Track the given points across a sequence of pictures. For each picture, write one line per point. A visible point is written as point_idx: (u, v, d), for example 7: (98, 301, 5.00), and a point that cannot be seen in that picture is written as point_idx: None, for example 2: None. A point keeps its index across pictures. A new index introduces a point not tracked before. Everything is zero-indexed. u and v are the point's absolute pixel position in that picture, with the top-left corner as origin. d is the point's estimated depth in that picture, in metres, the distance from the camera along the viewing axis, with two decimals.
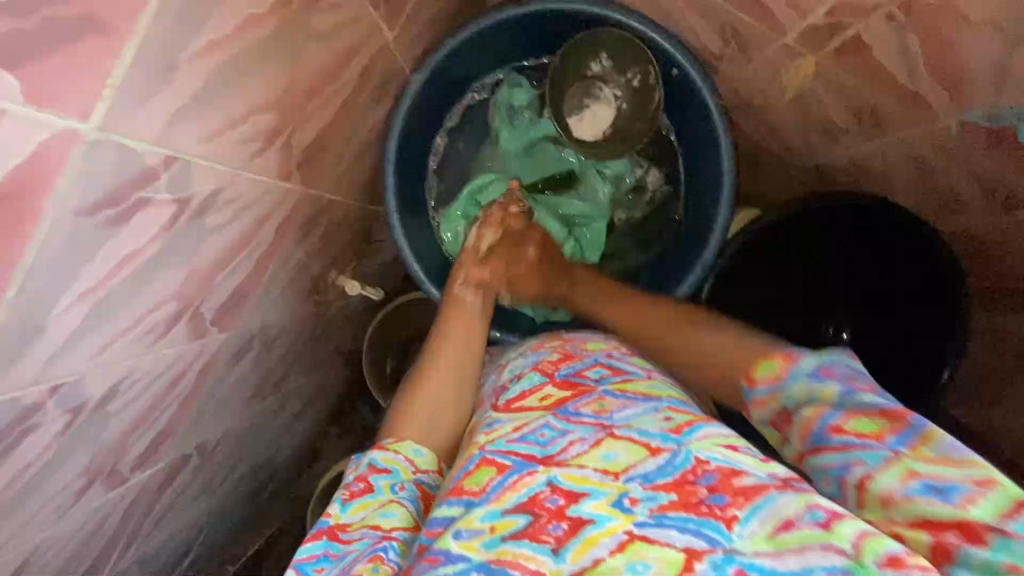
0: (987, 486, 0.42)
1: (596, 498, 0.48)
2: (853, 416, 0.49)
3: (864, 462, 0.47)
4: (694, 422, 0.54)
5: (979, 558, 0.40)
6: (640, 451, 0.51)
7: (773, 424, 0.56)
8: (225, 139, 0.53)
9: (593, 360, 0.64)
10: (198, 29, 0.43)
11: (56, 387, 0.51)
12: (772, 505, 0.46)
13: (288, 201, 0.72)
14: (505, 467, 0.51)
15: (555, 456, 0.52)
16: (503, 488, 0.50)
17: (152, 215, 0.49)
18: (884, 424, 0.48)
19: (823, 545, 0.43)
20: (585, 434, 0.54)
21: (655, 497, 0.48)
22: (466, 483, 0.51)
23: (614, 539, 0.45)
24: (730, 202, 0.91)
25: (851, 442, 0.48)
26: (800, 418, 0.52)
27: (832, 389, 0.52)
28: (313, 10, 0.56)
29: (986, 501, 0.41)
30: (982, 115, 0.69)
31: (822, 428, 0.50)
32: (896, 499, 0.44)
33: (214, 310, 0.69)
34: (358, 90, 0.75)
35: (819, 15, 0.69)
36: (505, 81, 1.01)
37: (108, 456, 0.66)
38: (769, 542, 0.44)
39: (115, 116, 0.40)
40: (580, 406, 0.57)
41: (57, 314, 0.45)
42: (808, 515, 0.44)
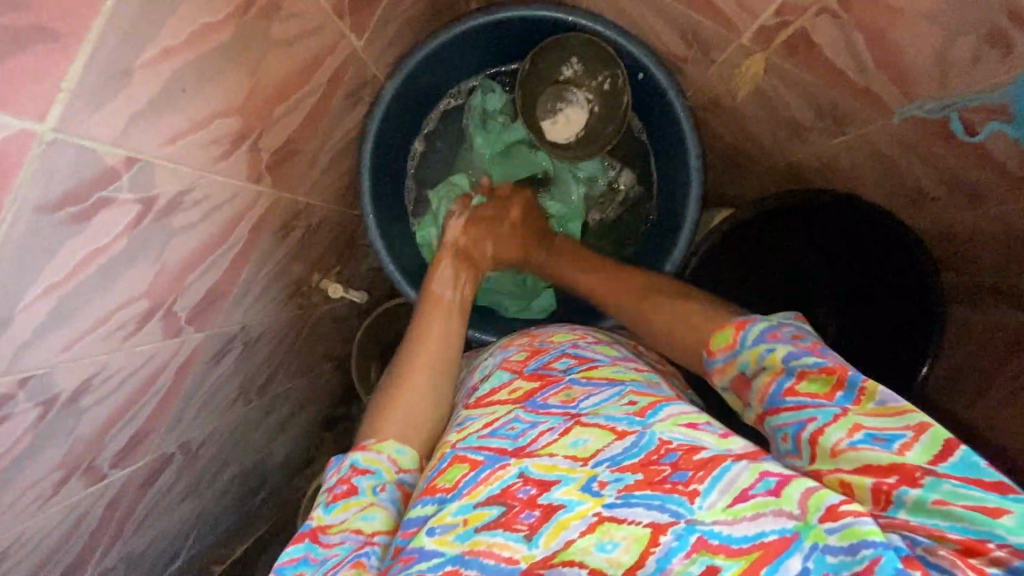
0: (921, 431, 0.45)
1: (567, 484, 0.49)
2: (804, 377, 0.51)
3: (816, 419, 0.49)
4: (657, 404, 0.56)
5: (912, 497, 0.43)
6: (607, 435, 0.53)
7: (733, 390, 0.58)
8: (188, 142, 0.55)
9: (559, 352, 0.67)
10: (152, 36, 0.46)
11: (26, 379, 0.53)
12: (727, 475, 0.47)
13: (260, 204, 0.75)
14: (477, 463, 0.53)
15: (526, 447, 0.53)
16: (476, 483, 0.51)
17: (116, 214, 0.51)
18: (831, 383, 0.50)
19: (775, 511, 0.44)
20: (555, 424, 0.56)
21: (622, 478, 0.49)
22: (439, 481, 0.54)
23: (583, 521, 0.46)
24: (699, 199, 0.95)
25: (804, 403, 0.50)
26: (757, 386, 0.54)
27: (781, 352, 0.54)
28: (273, 19, 0.58)
29: (920, 446, 0.44)
30: (927, 107, 0.70)
31: (777, 391, 0.52)
32: (843, 449, 0.46)
33: (189, 309, 0.72)
34: (328, 97, 0.78)
35: (768, 16, 0.71)
36: (478, 87, 1.04)
37: (86, 451, 0.68)
38: (726, 511, 0.45)
39: (73, 118, 0.43)
40: (548, 398, 0.59)
41: (23, 307, 0.48)
42: (760, 485, 0.46)
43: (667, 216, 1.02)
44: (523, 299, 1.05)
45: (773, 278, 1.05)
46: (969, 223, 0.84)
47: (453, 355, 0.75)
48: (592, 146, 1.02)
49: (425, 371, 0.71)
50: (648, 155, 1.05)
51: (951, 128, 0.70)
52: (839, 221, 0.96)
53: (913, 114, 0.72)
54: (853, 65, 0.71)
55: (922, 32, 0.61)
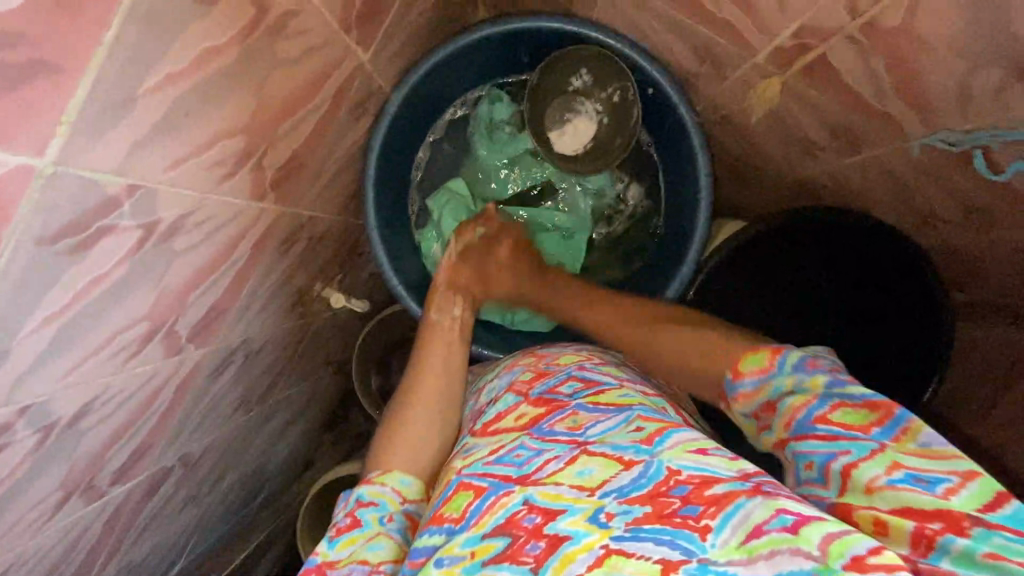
0: (969, 479, 0.43)
1: (573, 514, 0.48)
2: (840, 407, 0.50)
3: (850, 452, 0.47)
4: (665, 430, 0.54)
5: (957, 546, 0.40)
6: (613, 465, 0.52)
7: (755, 416, 0.56)
8: (190, 165, 0.54)
9: (566, 375, 0.65)
10: (155, 62, 0.44)
11: (25, 408, 0.52)
12: (741, 512, 0.45)
13: (263, 220, 0.73)
14: (482, 490, 0.52)
15: (531, 475, 0.52)
16: (481, 512, 0.51)
17: (118, 240, 0.50)
18: (870, 416, 0.48)
19: (790, 549, 0.42)
20: (562, 452, 0.54)
21: (631, 511, 0.48)
22: (445, 510, 0.53)
23: (591, 554, 0.45)
24: (708, 217, 0.93)
25: (839, 434, 0.48)
26: (785, 412, 0.52)
27: (822, 380, 0.52)
28: (279, 38, 0.57)
29: (967, 492, 0.42)
30: (945, 139, 0.69)
31: (808, 418, 0.50)
32: (880, 486, 0.44)
33: (190, 327, 0.70)
34: (333, 110, 0.76)
35: (786, 37, 0.69)
36: (485, 97, 1.02)
37: (86, 471, 0.67)
38: (741, 550, 0.44)
39: (73, 150, 0.41)
40: (553, 424, 0.58)
41: (22, 339, 0.47)
42: (775, 520, 0.44)
43: (676, 232, 1.00)
44: (526, 312, 1.04)
45: (768, 296, 1.00)
46: (976, 246, 0.84)
47: (459, 384, 0.75)
48: (601, 160, 1.01)
49: (434, 393, 0.72)
50: (657, 168, 1.03)
51: (974, 163, 0.71)
52: (847, 237, 0.94)
53: (930, 145, 0.72)
54: (871, 89, 0.69)
55: (945, 60, 0.60)
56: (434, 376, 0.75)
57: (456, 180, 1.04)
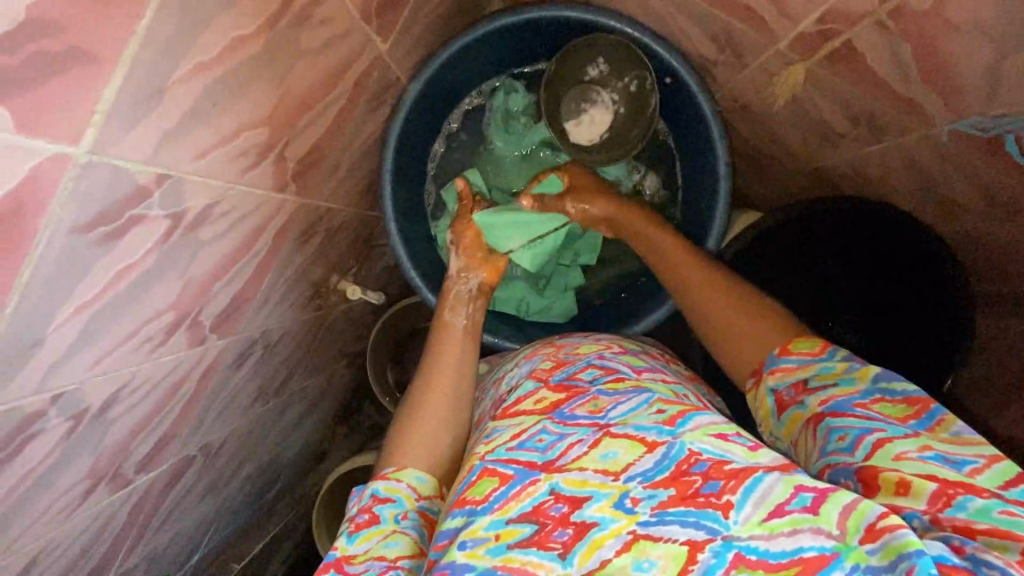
0: (994, 461, 0.45)
1: (599, 501, 0.49)
2: (881, 400, 0.52)
3: (885, 429, 0.49)
4: (686, 413, 0.54)
5: (975, 505, 0.42)
6: (637, 447, 0.52)
7: (791, 394, 0.58)
8: (217, 156, 0.54)
9: (585, 363, 0.65)
10: (186, 53, 0.44)
11: (58, 396, 0.53)
12: (760, 489, 0.46)
13: (284, 212, 0.74)
14: (507, 477, 0.52)
15: (555, 461, 0.52)
16: (508, 498, 0.50)
17: (147, 230, 0.51)
18: (908, 410, 0.51)
19: (812, 528, 0.43)
20: (584, 435, 0.54)
21: (655, 495, 0.48)
22: (468, 493, 0.52)
23: (619, 540, 0.46)
24: (726, 207, 0.93)
25: (877, 416, 0.50)
26: (823, 394, 0.55)
27: (869, 372, 0.55)
28: (303, 29, 0.57)
29: (991, 472, 0.44)
30: (975, 124, 0.68)
31: (847, 401, 0.53)
32: (909, 457, 0.46)
33: (213, 317, 0.71)
34: (352, 102, 0.76)
35: (810, 24, 0.68)
36: (501, 87, 1.02)
37: (113, 459, 0.68)
38: (762, 526, 0.44)
39: (107, 139, 0.42)
40: (574, 408, 0.58)
41: (56, 327, 0.48)
42: (796, 500, 0.44)
43: (693, 222, 0.99)
44: (540, 304, 1.03)
45: (785, 288, 1.01)
46: (1004, 233, 0.82)
47: (476, 375, 0.75)
48: (618, 151, 1.00)
49: (450, 384, 0.72)
50: (673, 158, 1.03)
51: (1006, 150, 0.69)
52: (863, 226, 0.93)
53: (959, 131, 0.70)
54: (897, 76, 0.68)
55: (975, 45, 0.59)
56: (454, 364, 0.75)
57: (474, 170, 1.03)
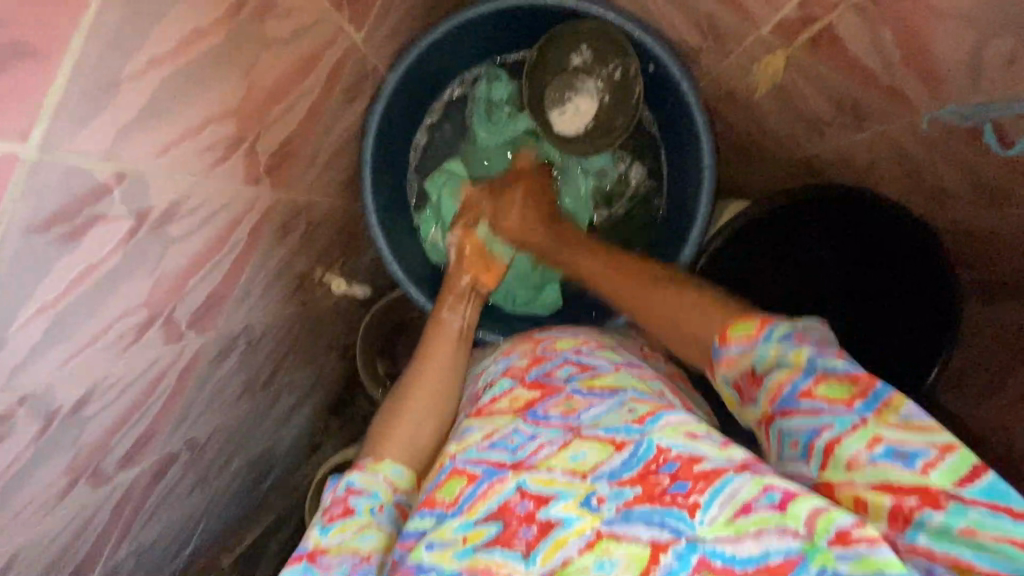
0: (948, 451, 0.44)
1: (565, 500, 0.48)
2: (824, 380, 0.50)
3: (832, 427, 0.47)
4: (656, 412, 0.54)
5: (933, 522, 0.42)
6: (605, 449, 0.52)
7: (738, 385, 0.56)
8: (181, 150, 0.53)
9: (562, 360, 0.65)
10: (139, 46, 0.43)
11: (26, 396, 0.52)
12: (729, 488, 0.46)
13: (259, 206, 0.73)
14: (474, 477, 0.52)
15: (525, 460, 0.52)
16: (475, 498, 0.51)
17: (109, 228, 0.50)
18: (851, 390, 0.48)
19: (779, 528, 0.43)
20: (554, 437, 0.54)
21: (621, 494, 0.48)
22: (438, 494, 0.53)
23: (582, 539, 0.46)
24: (711, 196, 0.92)
25: (821, 409, 0.49)
26: (770, 385, 0.52)
27: (804, 353, 0.52)
28: (267, 18, 0.55)
29: (945, 466, 0.43)
30: (960, 113, 0.66)
31: (792, 393, 0.51)
32: (861, 464, 0.46)
33: (190, 314, 0.71)
34: (327, 92, 0.75)
35: (791, 9, 0.67)
36: (483, 76, 1.00)
37: (92, 456, 0.68)
38: (728, 527, 0.44)
39: (58, 136, 0.41)
40: (548, 409, 0.58)
41: (17, 328, 0.47)
42: (764, 498, 0.44)
43: (678, 212, 0.99)
44: (524, 296, 1.02)
45: (771, 283, 1.00)
46: (989, 220, 0.81)
47: (461, 371, 0.76)
48: (603, 140, 0.99)
49: (431, 384, 0.73)
50: (659, 148, 1.01)
51: (984, 139, 0.68)
52: (851, 216, 0.92)
53: (939, 118, 0.69)
54: (879, 62, 0.67)
55: (957, 30, 0.57)
56: (439, 363, 0.76)
57: (456, 161, 1.03)
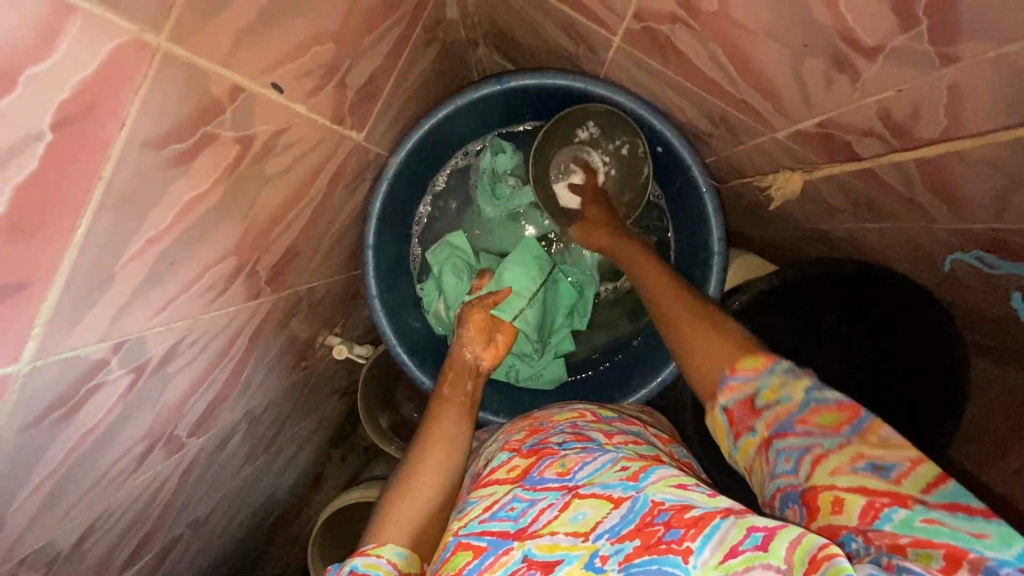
0: (917, 461, 0.42)
1: (569, 563, 0.47)
2: (818, 411, 0.47)
3: (823, 445, 0.45)
4: (648, 467, 0.54)
5: (900, 516, 0.40)
6: (604, 505, 0.50)
7: (732, 416, 0.51)
8: (179, 302, 0.51)
9: (558, 429, 0.65)
10: (135, 236, 0.41)
11: (24, 557, 0.51)
12: (718, 533, 0.44)
13: (260, 312, 0.71)
14: (481, 550, 0.51)
15: (528, 527, 0.51)
16: (481, 570, 0.49)
17: (108, 391, 0.48)
18: (844, 417, 0.46)
19: (763, 565, 0.41)
20: (554, 499, 0.53)
21: (622, 548, 0.46)
22: (444, 571, 0.51)
23: None
24: (721, 278, 0.89)
25: (814, 432, 0.46)
26: (768, 414, 0.48)
27: (806, 382, 0.48)
28: (268, 159, 0.53)
29: (915, 474, 0.41)
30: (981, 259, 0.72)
31: (788, 418, 0.47)
32: (844, 471, 0.43)
33: (190, 425, 0.69)
34: (329, 192, 0.72)
35: (810, 124, 0.63)
36: (487, 147, 0.97)
37: (95, 573, 0.68)
38: (719, 569, 0.42)
39: (51, 342, 0.39)
40: (543, 471, 0.57)
41: (16, 505, 0.46)
42: (748, 540, 0.42)
43: None
44: (528, 369, 0.99)
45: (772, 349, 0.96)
46: (997, 309, 0.81)
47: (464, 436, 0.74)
48: None
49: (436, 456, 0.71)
50: (666, 223, 0.99)
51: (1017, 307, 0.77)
52: (869, 292, 0.92)
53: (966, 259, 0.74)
54: (900, 179, 0.63)
55: (982, 174, 0.54)
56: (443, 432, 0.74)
57: (456, 233, 1.01)
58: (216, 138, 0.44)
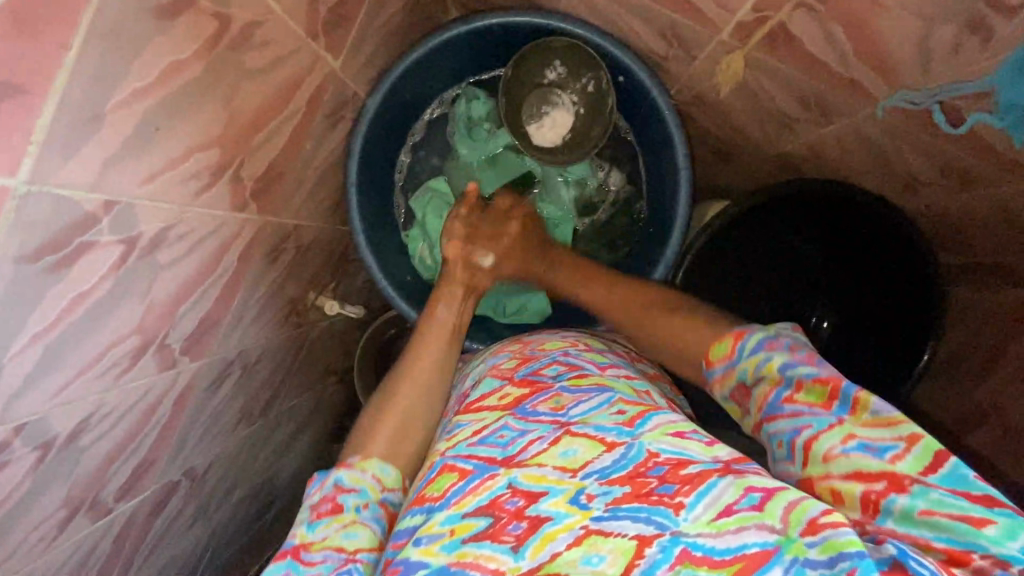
0: (913, 442, 0.43)
1: (555, 496, 0.48)
2: (802, 385, 0.49)
3: (811, 426, 0.47)
4: (645, 413, 0.54)
5: (899, 506, 0.41)
6: (596, 446, 0.51)
7: (731, 401, 0.56)
8: (167, 178, 0.55)
9: (551, 359, 0.64)
10: (120, 83, 0.46)
11: (22, 426, 0.53)
12: (715, 490, 0.45)
13: (248, 230, 0.74)
14: (466, 472, 0.51)
15: (515, 456, 0.51)
16: (464, 493, 0.50)
17: (99, 256, 0.51)
18: (828, 390, 0.48)
19: (757, 525, 0.42)
20: (546, 433, 0.53)
21: (611, 491, 0.47)
22: (428, 491, 0.52)
23: (571, 534, 0.45)
24: (689, 195, 0.94)
25: (801, 411, 0.48)
26: (756, 395, 0.52)
27: (780, 358, 0.52)
28: (245, 50, 0.58)
29: (911, 456, 0.42)
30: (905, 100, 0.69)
31: (775, 400, 0.50)
32: (836, 456, 0.44)
33: (183, 340, 0.71)
34: (309, 117, 0.77)
35: (746, 12, 0.71)
36: (462, 95, 1.04)
37: (90, 487, 0.68)
38: (711, 524, 0.43)
39: (45, 169, 0.43)
40: (536, 405, 0.57)
41: (10, 357, 0.48)
42: (745, 500, 0.44)
43: (659, 212, 1.01)
44: (514, 305, 1.04)
45: (774, 275, 1.04)
46: (961, 203, 0.82)
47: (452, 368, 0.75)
48: (581, 148, 1.01)
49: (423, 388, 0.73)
50: (637, 155, 1.05)
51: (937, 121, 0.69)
52: (833, 210, 0.95)
53: (895, 105, 0.71)
54: (835, 57, 0.70)
55: (901, 20, 0.61)
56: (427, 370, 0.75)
57: (438, 179, 1.06)
58: (193, 6, 0.50)
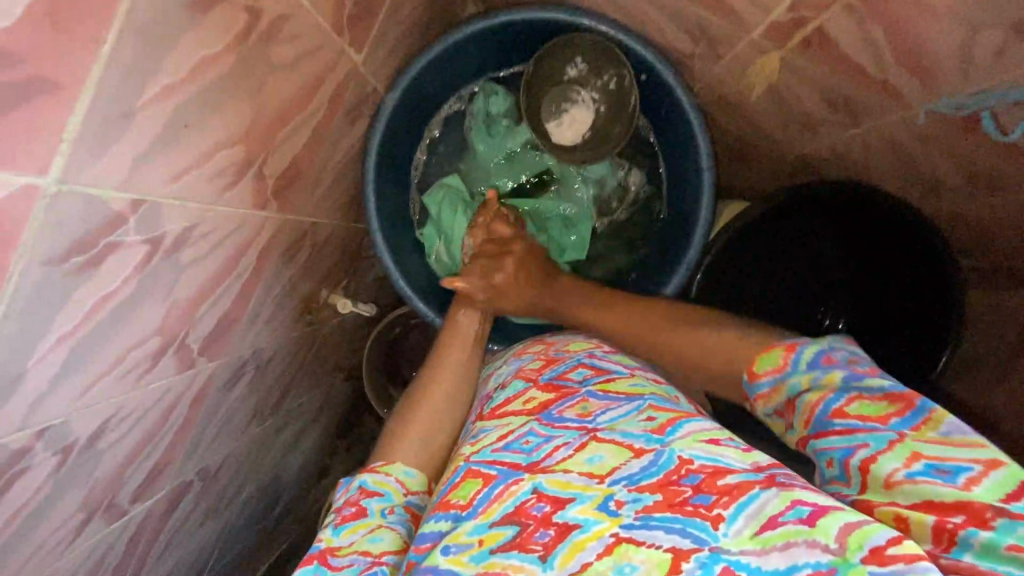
0: (992, 467, 0.41)
1: (582, 502, 0.47)
2: (857, 399, 0.48)
3: (868, 445, 0.45)
4: (676, 420, 0.52)
5: (980, 540, 0.39)
6: (623, 453, 0.50)
7: (776, 415, 0.54)
8: (193, 176, 0.54)
9: (576, 361, 0.63)
10: (151, 78, 0.44)
11: (43, 430, 0.52)
12: (757, 503, 0.44)
13: (267, 228, 0.72)
14: (490, 478, 0.50)
15: (540, 462, 0.51)
16: (490, 500, 0.49)
17: (125, 256, 0.50)
18: (888, 408, 0.46)
19: (807, 542, 0.41)
20: (571, 438, 0.52)
21: (640, 498, 0.46)
22: (452, 497, 0.51)
23: (600, 543, 0.44)
24: (712, 199, 0.93)
25: (855, 427, 0.47)
26: (803, 408, 0.51)
27: (836, 374, 0.50)
28: (273, 44, 0.57)
29: (990, 482, 0.40)
30: (948, 107, 0.69)
31: (824, 413, 0.49)
32: (900, 480, 0.43)
33: (202, 339, 0.69)
34: (330, 112, 0.76)
35: (782, 12, 0.69)
36: (481, 91, 1.02)
37: (107, 489, 0.67)
38: (754, 540, 0.42)
39: (75, 168, 0.41)
40: (563, 410, 0.56)
41: (36, 361, 0.47)
42: (791, 512, 0.43)
43: (679, 212, 1.00)
44: None
45: (791, 278, 1.01)
46: (986, 211, 0.82)
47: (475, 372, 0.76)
48: (600, 148, 1.00)
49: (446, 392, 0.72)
50: (657, 155, 1.04)
51: (983, 128, 0.70)
52: (852, 210, 0.93)
53: (936, 111, 0.71)
54: (871, 58, 0.69)
55: (946, 23, 0.60)
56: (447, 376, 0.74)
57: (453, 176, 1.04)
58: None
